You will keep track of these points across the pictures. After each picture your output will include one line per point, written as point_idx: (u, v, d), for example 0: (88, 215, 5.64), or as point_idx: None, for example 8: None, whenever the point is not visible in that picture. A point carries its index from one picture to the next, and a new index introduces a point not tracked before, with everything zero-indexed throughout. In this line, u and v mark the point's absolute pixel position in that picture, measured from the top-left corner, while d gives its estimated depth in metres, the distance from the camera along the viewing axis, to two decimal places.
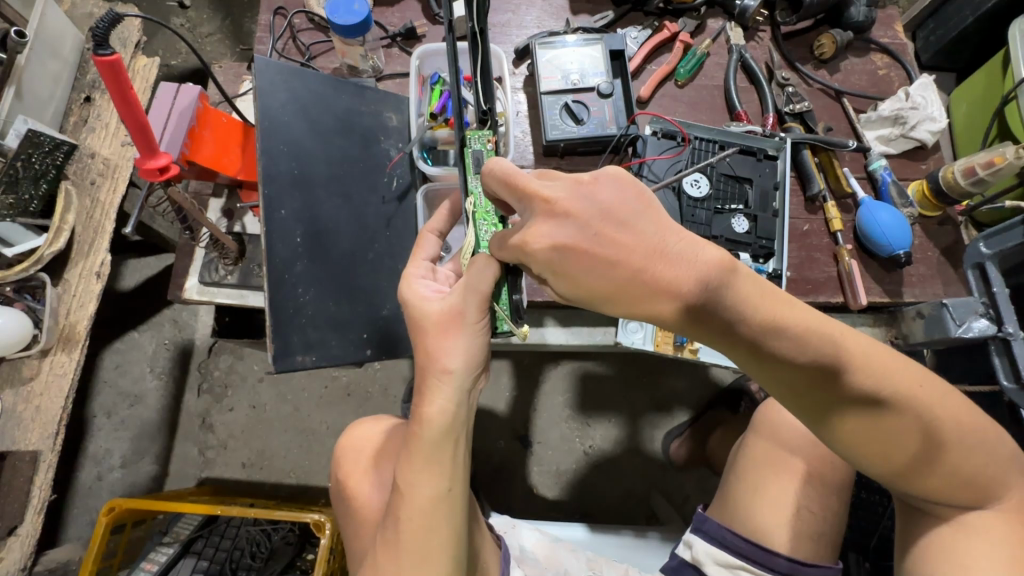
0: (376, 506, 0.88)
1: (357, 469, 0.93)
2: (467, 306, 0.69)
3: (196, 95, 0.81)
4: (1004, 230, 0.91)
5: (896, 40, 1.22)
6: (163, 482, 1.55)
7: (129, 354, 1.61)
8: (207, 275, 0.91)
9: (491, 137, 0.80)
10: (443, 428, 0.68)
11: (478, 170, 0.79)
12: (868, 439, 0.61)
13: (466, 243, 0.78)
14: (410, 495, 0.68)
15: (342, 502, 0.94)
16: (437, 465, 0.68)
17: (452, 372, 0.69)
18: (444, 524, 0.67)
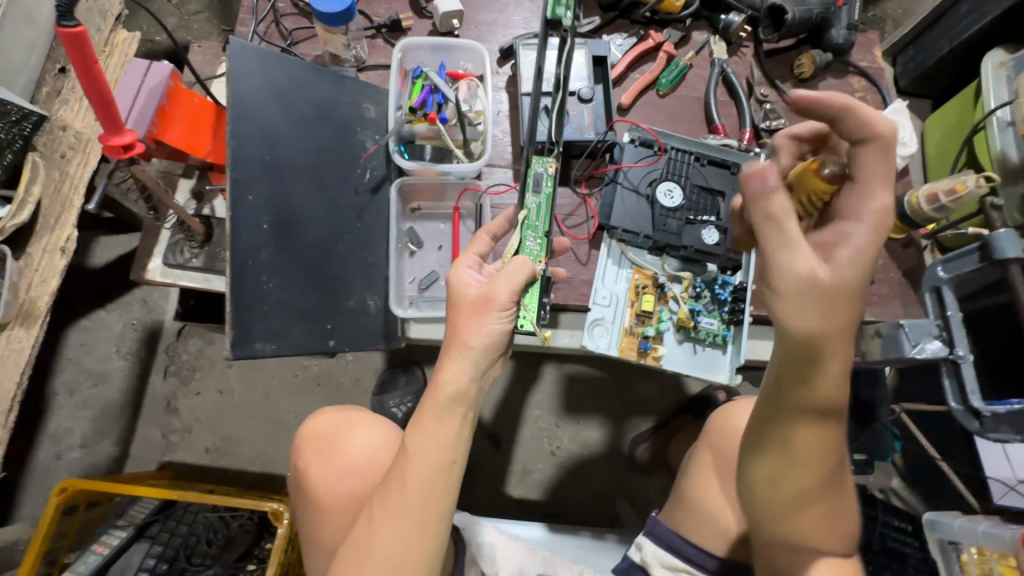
0: (341, 494, 0.90)
1: (322, 458, 0.95)
2: (501, 292, 0.72)
3: (167, 74, 0.81)
4: (962, 255, 0.93)
5: (874, 64, 1.25)
6: (123, 464, 1.52)
7: (96, 333, 1.57)
8: (172, 256, 0.90)
9: (553, 163, 0.87)
10: (455, 398, 0.68)
11: (536, 190, 0.86)
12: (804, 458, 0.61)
13: (511, 246, 0.82)
14: (414, 459, 0.67)
15: (301, 493, 0.95)
16: (444, 432, 0.67)
17: (471, 348, 0.69)
18: (442, 496, 0.67)
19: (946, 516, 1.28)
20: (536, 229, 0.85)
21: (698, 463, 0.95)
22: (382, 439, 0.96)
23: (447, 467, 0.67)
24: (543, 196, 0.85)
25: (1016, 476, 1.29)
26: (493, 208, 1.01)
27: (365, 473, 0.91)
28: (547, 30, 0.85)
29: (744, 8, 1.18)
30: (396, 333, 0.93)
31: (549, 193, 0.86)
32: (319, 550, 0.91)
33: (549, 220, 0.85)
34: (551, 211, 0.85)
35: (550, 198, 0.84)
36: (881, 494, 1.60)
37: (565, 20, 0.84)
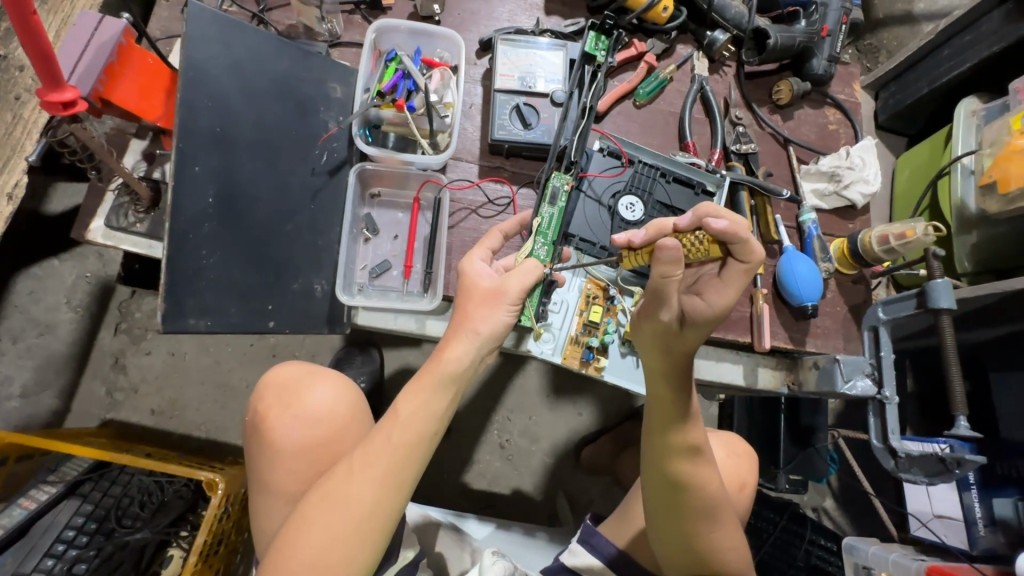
0: (298, 444, 0.83)
1: (281, 405, 0.86)
2: (513, 288, 0.74)
3: (120, 31, 0.77)
4: (900, 299, 0.95)
5: (851, 98, 1.26)
6: (63, 418, 1.49)
7: (46, 282, 1.52)
8: (115, 219, 0.88)
9: (570, 181, 0.97)
10: (456, 374, 0.70)
11: (551, 201, 0.96)
12: (664, 486, 0.78)
13: (524, 248, 0.93)
14: (409, 419, 0.67)
15: (254, 438, 0.87)
16: (440, 403, 0.69)
17: (479, 336, 0.72)
18: (419, 464, 0.68)
19: (864, 542, 1.36)
20: (546, 236, 0.95)
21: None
22: (345, 391, 0.89)
23: (432, 436, 0.68)
24: (556, 209, 0.95)
25: (932, 510, 1.35)
26: (453, 202, 1.00)
27: (325, 429, 0.84)
28: (584, 61, 1.01)
29: (730, 26, 1.17)
30: (341, 318, 0.94)
31: (562, 206, 0.96)
32: (267, 499, 0.84)
33: (557, 231, 0.96)
34: (560, 223, 0.96)
35: (562, 211, 0.95)
36: (814, 513, 1.64)
37: (600, 56, 1.00)
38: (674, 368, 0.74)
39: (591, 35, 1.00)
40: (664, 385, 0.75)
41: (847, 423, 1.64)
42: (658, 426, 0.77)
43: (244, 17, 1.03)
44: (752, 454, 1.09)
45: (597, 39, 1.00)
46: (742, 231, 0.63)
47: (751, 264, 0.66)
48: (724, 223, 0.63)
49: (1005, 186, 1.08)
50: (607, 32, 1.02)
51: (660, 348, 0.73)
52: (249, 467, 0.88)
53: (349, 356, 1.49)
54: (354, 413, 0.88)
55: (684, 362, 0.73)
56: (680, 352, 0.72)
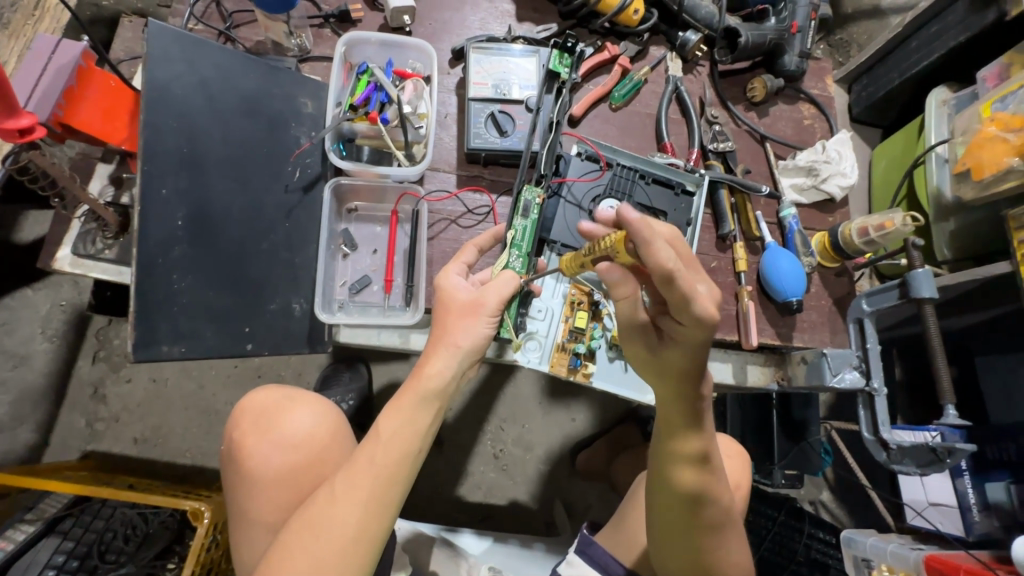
0: (280, 470, 0.81)
1: (258, 431, 0.84)
2: (492, 299, 0.73)
3: (78, 54, 0.76)
4: (883, 290, 0.96)
5: (824, 92, 1.27)
6: (42, 453, 1.44)
7: (20, 313, 1.47)
8: (82, 246, 0.85)
9: (541, 193, 0.95)
10: (438, 389, 0.69)
11: (524, 214, 0.95)
12: (677, 505, 0.75)
13: (500, 262, 0.91)
14: (390, 438, 0.66)
15: (231, 467, 0.84)
16: (421, 419, 0.67)
17: (460, 349, 0.70)
18: (404, 483, 0.66)
19: (861, 534, 1.35)
20: (521, 249, 0.94)
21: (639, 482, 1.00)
22: (326, 414, 0.87)
23: (416, 454, 0.67)
24: (530, 221, 0.94)
25: (928, 499, 1.33)
26: (431, 213, 0.99)
27: (304, 452, 0.82)
28: (547, 79, 0.99)
29: (701, 27, 1.18)
30: (322, 337, 0.92)
31: (536, 218, 0.94)
32: (249, 529, 0.81)
33: (531, 243, 0.95)
34: (534, 235, 0.94)
35: (535, 223, 0.93)
36: (811, 507, 1.64)
37: (563, 74, 0.98)
38: (682, 382, 0.69)
39: (553, 54, 0.97)
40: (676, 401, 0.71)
41: (840, 414, 1.64)
42: (670, 441, 0.74)
43: (211, 35, 1.02)
44: (745, 454, 1.09)
45: (559, 57, 0.98)
46: (645, 231, 0.56)
47: (665, 272, 0.56)
48: (633, 215, 0.55)
49: (979, 173, 1.09)
50: (569, 49, 0.98)
51: (663, 365, 0.69)
52: (228, 499, 0.85)
53: (336, 373, 1.46)
54: (336, 435, 0.86)
55: (692, 374, 0.68)
56: (687, 367, 0.67)
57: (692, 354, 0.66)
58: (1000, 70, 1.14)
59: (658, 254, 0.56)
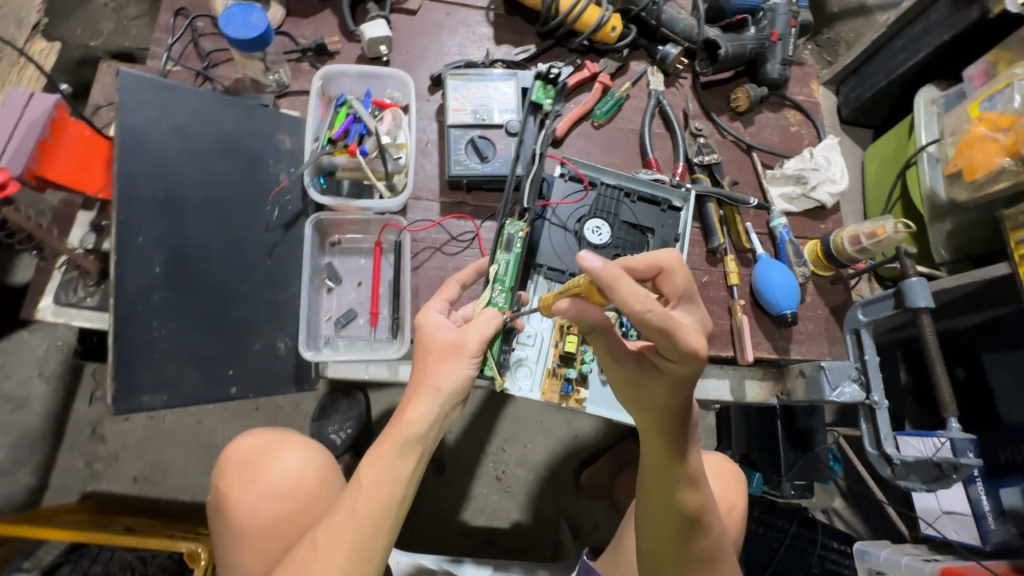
0: (266, 518, 0.82)
1: (244, 480, 0.85)
2: (473, 340, 0.71)
3: (51, 106, 0.76)
4: (879, 300, 0.94)
5: (810, 98, 1.26)
6: (41, 496, 1.43)
7: (17, 355, 1.47)
8: (64, 295, 0.86)
9: (525, 227, 0.90)
10: (419, 435, 0.68)
11: (507, 248, 0.89)
12: (668, 536, 0.75)
13: (481, 301, 0.85)
14: (372, 487, 0.66)
15: (218, 518, 0.85)
16: (403, 467, 0.67)
17: (441, 393, 0.69)
18: (390, 530, 0.66)
19: (874, 546, 1.32)
20: (505, 283, 0.87)
21: (635, 507, 1.00)
22: (312, 457, 0.88)
23: (399, 501, 0.66)
24: (513, 255, 0.88)
25: (941, 507, 1.29)
26: (415, 243, 0.99)
27: (291, 497, 0.83)
28: (530, 109, 1.00)
29: (681, 40, 1.17)
30: (309, 374, 0.94)
31: (519, 252, 0.88)
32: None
33: (516, 277, 0.88)
34: (519, 269, 0.88)
35: (519, 258, 0.87)
36: (824, 516, 1.60)
37: (545, 105, 0.99)
38: (666, 418, 0.68)
39: (536, 85, 0.99)
40: (660, 437, 0.71)
41: (847, 420, 1.61)
42: (657, 476, 0.73)
43: (189, 76, 1.02)
44: (739, 472, 1.09)
45: (543, 88, 0.99)
46: (607, 276, 0.52)
47: (637, 315, 0.53)
48: (593, 261, 0.53)
49: (972, 174, 1.07)
50: (552, 81, 1.00)
51: (642, 402, 0.69)
52: (216, 549, 0.86)
53: (333, 402, 1.45)
54: (322, 479, 0.86)
55: (676, 409, 0.67)
56: (669, 404, 0.67)
57: (675, 391, 0.65)
58: (986, 68, 1.13)
59: (627, 297, 0.53)
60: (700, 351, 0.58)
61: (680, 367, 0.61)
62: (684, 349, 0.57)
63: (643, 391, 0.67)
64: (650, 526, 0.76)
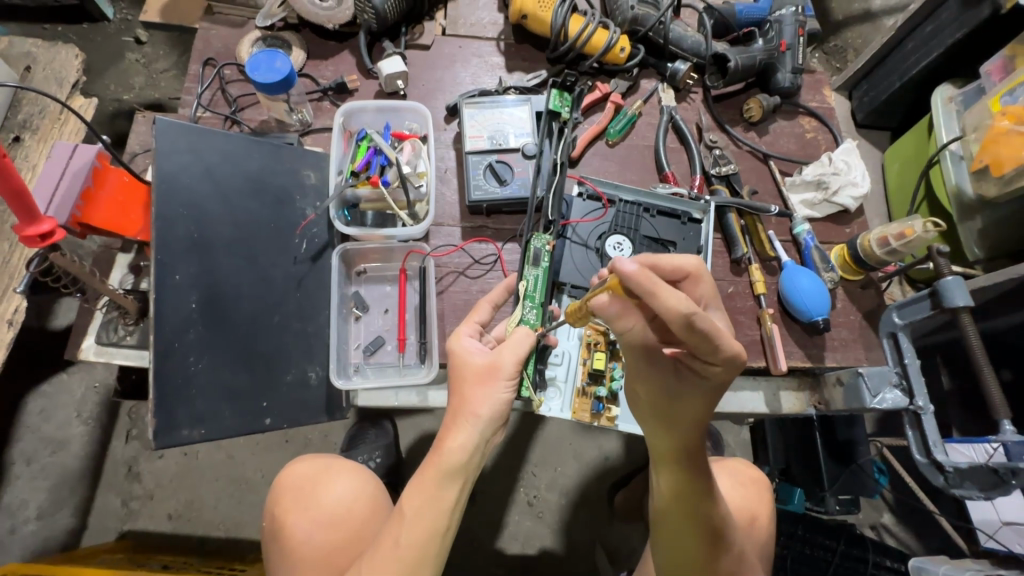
0: (319, 546, 0.83)
1: (298, 507, 0.88)
2: (508, 362, 0.72)
3: (93, 156, 0.81)
4: (915, 301, 0.92)
5: (824, 104, 1.26)
6: (80, 537, 1.44)
7: (56, 398, 1.50)
8: (105, 335, 0.89)
9: (551, 241, 0.95)
10: (460, 464, 0.68)
11: (535, 263, 0.94)
12: (692, 558, 0.76)
13: (513, 318, 0.90)
14: (414, 518, 0.66)
15: (273, 546, 0.87)
16: (447, 496, 0.67)
17: (480, 417, 0.69)
18: (434, 563, 0.66)
19: (932, 562, 1.24)
20: (534, 300, 0.91)
21: None
22: (362, 487, 0.91)
23: (444, 530, 0.66)
24: (541, 270, 0.93)
25: (1000, 518, 1.24)
26: (439, 268, 1.00)
27: (344, 525, 0.85)
28: (547, 115, 1.05)
29: (689, 56, 1.19)
30: (340, 404, 0.94)
31: (547, 266, 0.94)
32: None
33: (544, 293, 0.93)
34: (547, 284, 0.93)
35: (547, 271, 0.92)
36: (873, 532, 1.53)
37: (563, 112, 1.05)
38: (691, 434, 0.71)
39: (553, 94, 1.06)
40: (684, 457, 0.74)
41: (888, 429, 1.55)
42: (680, 500, 0.75)
43: (218, 120, 1.07)
44: (764, 481, 1.04)
45: (560, 97, 1.05)
46: (647, 282, 0.54)
47: (679, 316, 0.54)
48: (630, 267, 0.55)
49: (999, 169, 1.05)
50: (568, 91, 1.09)
51: (667, 421, 0.72)
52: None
53: (361, 432, 1.44)
54: (372, 508, 0.88)
55: (699, 426, 0.70)
56: (696, 422, 0.70)
57: (704, 400, 0.67)
58: (1005, 62, 1.11)
59: (668, 300, 0.55)
60: (741, 355, 0.58)
61: (718, 373, 0.62)
62: (725, 353, 0.58)
63: (673, 406, 0.70)
64: (672, 547, 0.77)
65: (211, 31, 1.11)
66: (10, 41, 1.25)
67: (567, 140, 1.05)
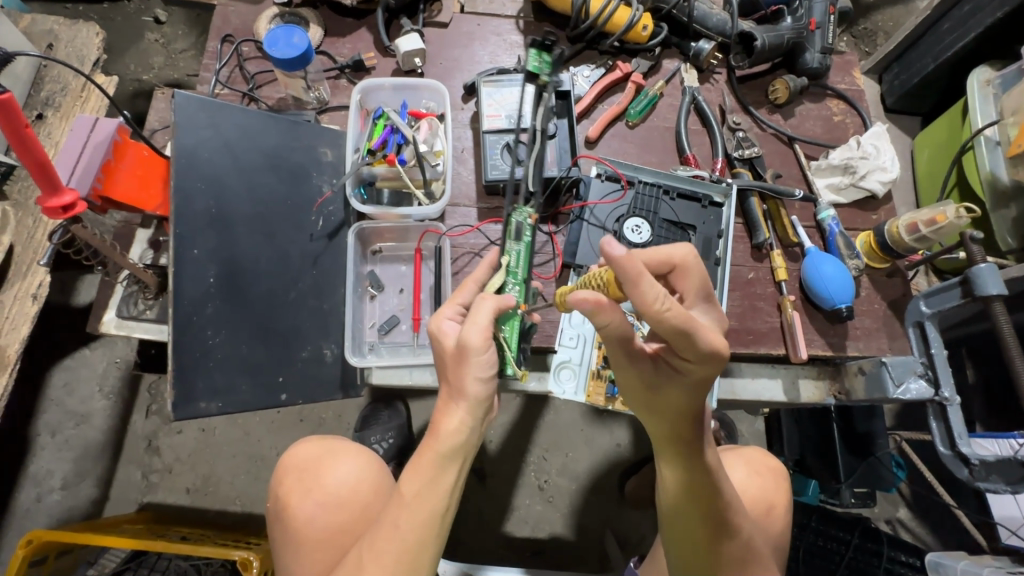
0: (323, 528, 0.84)
1: (302, 489, 0.89)
2: (473, 339, 0.66)
3: (114, 129, 0.81)
4: (943, 289, 0.89)
5: (853, 86, 1.21)
6: (102, 507, 1.48)
7: (79, 372, 1.53)
8: (125, 308, 0.91)
9: (533, 213, 0.84)
10: (457, 446, 0.67)
11: (516, 238, 0.85)
12: (701, 545, 0.73)
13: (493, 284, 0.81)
14: (414, 502, 0.66)
15: (279, 526, 0.88)
16: (445, 478, 0.67)
17: (468, 399, 0.67)
18: (436, 542, 0.67)
19: (951, 558, 1.22)
20: (516, 276, 0.83)
21: None
22: (366, 467, 0.91)
23: (443, 511, 0.67)
24: (523, 243, 0.84)
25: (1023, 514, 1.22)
26: (454, 248, 0.99)
27: (347, 505, 0.86)
28: (526, 81, 0.86)
29: (714, 34, 1.15)
30: (355, 381, 0.94)
31: (530, 240, 0.84)
32: None
33: (528, 268, 0.84)
34: (530, 259, 0.84)
35: (530, 246, 0.82)
36: (888, 527, 1.50)
37: (544, 75, 0.84)
38: (684, 423, 0.71)
39: (530, 53, 0.84)
40: (684, 444, 0.72)
41: (907, 424, 1.52)
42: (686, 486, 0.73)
43: (236, 98, 1.07)
44: (782, 470, 1.03)
45: (539, 56, 0.84)
46: (634, 270, 0.53)
47: (653, 312, 0.55)
48: (618, 251, 0.51)
49: None
50: (546, 48, 0.85)
51: (659, 414, 0.72)
52: (276, 555, 0.89)
53: (374, 413, 1.45)
54: (375, 490, 0.88)
55: (692, 411, 0.69)
56: (687, 407, 0.69)
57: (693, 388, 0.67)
58: None
59: (646, 293, 0.54)
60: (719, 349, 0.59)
61: (693, 366, 0.62)
62: (701, 349, 0.59)
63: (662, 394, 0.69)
64: (682, 533, 0.75)
65: (230, 7, 1.11)
66: (33, 18, 1.26)
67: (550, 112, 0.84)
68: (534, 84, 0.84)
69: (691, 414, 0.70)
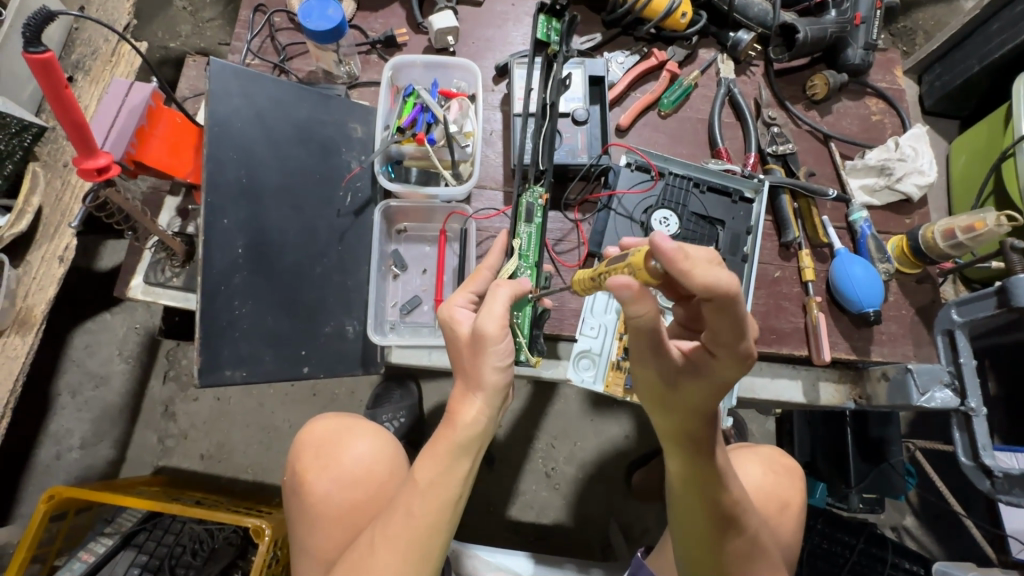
0: (339, 505, 0.85)
1: (319, 465, 0.90)
2: (490, 328, 0.67)
3: (148, 94, 0.81)
4: (978, 299, 0.87)
5: (893, 85, 1.18)
6: (118, 468, 1.51)
7: (100, 336, 1.56)
8: (153, 275, 0.92)
9: (543, 194, 0.94)
10: (473, 436, 0.67)
11: (528, 219, 0.92)
12: (702, 536, 0.73)
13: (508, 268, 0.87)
14: (428, 489, 0.66)
15: (294, 500, 0.90)
16: (459, 467, 0.67)
17: (485, 389, 0.67)
18: (448, 529, 0.67)
19: (959, 568, 1.21)
20: (529, 259, 0.91)
21: None
22: (382, 447, 0.92)
23: (457, 499, 0.67)
24: (534, 226, 0.92)
25: None
26: (479, 231, 0.99)
27: (361, 483, 0.87)
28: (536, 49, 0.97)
29: (754, 25, 1.11)
30: (374, 358, 0.95)
31: (540, 222, 0.92)
32: (306, 561, 0.85)
33: (538, 251, 0.92)
34: (540, 240, 0.92)
35: (540, 227, 0.91)
36: (893, 533, 1.50)
37: (552, 43, 0.96)
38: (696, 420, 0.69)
39: (540, 19, 0.96)
40: (694, 439, 0.70)
41: (921, 433, 1.50)
42: (687, 477, 0.72)
43: (266, 68, 1.06)
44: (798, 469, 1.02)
45: (547, 20, 0.96)
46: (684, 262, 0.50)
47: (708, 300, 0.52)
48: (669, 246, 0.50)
49: None
50: (557, 15, 0.97)
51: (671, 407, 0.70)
52: (290, 526, 0.91)
53: (386, 392, 1.46)
54: (390, 471, 0.89)
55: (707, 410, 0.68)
56: (703, 405, 0.67)
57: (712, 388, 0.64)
58: None
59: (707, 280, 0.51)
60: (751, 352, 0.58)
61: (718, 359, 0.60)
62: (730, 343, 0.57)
63: (681, 391, 0.67)
64: (686, 522, 0.75)
65: None
66: None
67: (553, 80, 0.95)
68: (553, 60, 0.98)
69: (703, 415, 0.68)
